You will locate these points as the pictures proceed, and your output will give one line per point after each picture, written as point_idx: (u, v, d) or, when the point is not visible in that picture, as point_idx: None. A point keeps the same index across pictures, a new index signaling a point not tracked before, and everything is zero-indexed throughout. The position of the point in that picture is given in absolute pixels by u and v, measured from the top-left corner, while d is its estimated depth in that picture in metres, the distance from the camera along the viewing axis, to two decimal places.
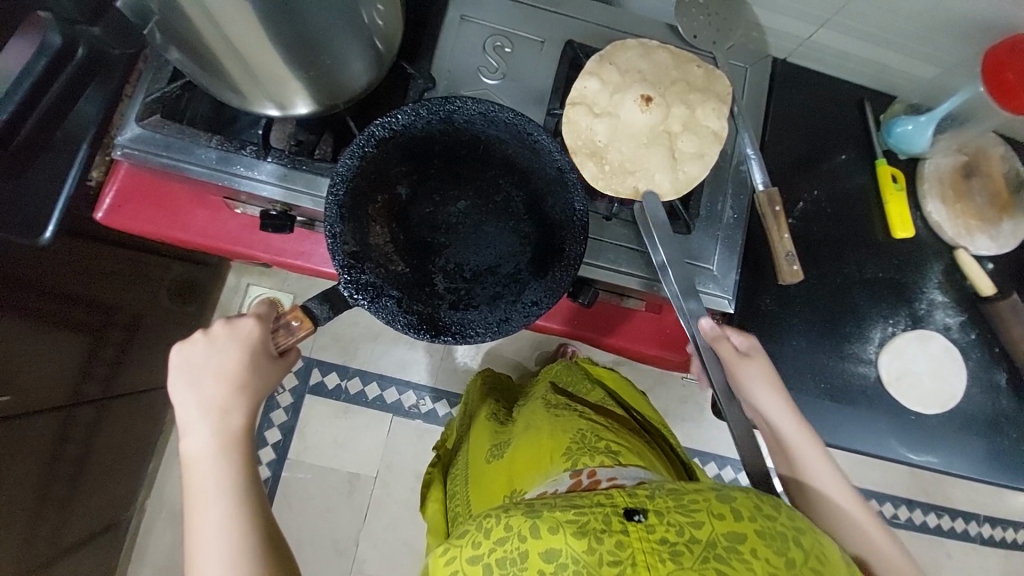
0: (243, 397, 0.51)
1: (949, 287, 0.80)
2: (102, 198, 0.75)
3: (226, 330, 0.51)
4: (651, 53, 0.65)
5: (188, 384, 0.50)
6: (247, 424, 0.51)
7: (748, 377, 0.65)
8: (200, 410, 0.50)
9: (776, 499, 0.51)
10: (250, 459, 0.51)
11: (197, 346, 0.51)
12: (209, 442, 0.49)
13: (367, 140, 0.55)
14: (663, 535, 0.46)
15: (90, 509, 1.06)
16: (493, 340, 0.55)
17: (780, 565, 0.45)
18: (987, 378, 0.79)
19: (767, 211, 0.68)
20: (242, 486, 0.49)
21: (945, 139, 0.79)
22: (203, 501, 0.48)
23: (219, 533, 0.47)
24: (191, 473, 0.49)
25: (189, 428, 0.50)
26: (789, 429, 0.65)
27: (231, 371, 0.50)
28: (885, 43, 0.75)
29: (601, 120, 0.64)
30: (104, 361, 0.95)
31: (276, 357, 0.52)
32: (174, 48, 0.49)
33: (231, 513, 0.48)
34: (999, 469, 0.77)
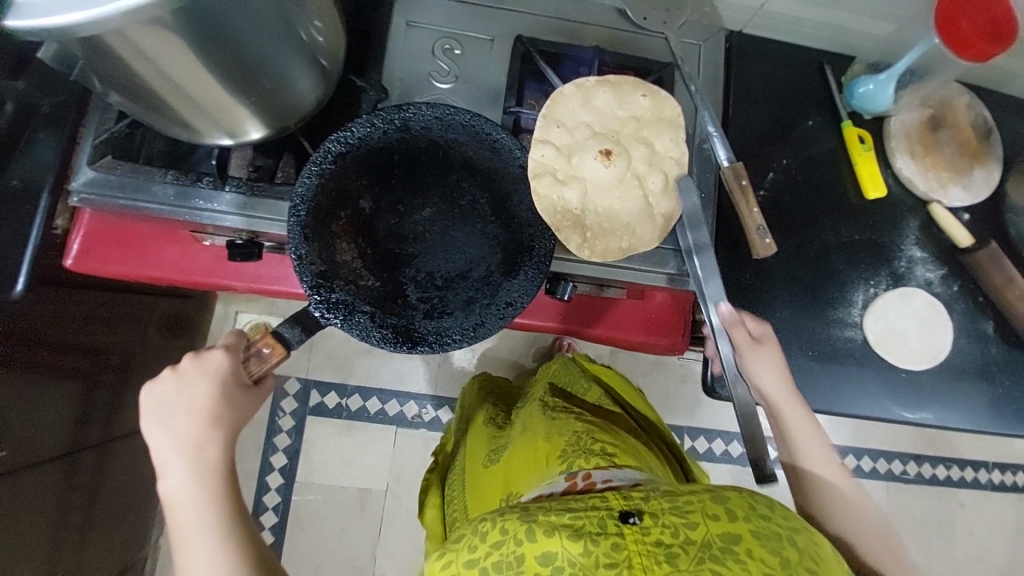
0: (217, 431, 0.50)
1: (927, 242, 0.80)
2: (70, 244, 0.75)
3: (193, 365, 0.50)
4: (590, 97, 0.63)
5: (161, 424, 0.50)
6: (224, 456, 0.50)
7: (758, 361, 0.65)
8: (175, 448, 0.49)
9: (771, 498, 0.51)
10: (231, 493, 0.50)
11: (167, 384, 0.50)
12: (186, 478, 0.49)
13: (323, 157, 0.54)
14: (657, 538, 0.46)
15: (102, 554, 1.06)
16: (470, 345, 0.55)
17: (776, 566, 0.45)
18: (974, 328, 0.79)
19: (734, 186, 0.65)
20: (226, 520, 0.49)
21: (909, 95, 0.78)
22: (188, 537, 0.48)
23: (204, 568, 0.47)
24: (173, 511, 0.49)
25: (167, 466, 0.49)
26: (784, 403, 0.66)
27: (202, 406, 0.50)
28: (837, 4, 0.75)
29: (569, 186, 0.61)
30: (101, 406, 0.95)
31: (249, 385, 0.52)
32: (114, 92, 0.48)
33: (217, 547, 0.48)
34: (993, 417, 0.77)
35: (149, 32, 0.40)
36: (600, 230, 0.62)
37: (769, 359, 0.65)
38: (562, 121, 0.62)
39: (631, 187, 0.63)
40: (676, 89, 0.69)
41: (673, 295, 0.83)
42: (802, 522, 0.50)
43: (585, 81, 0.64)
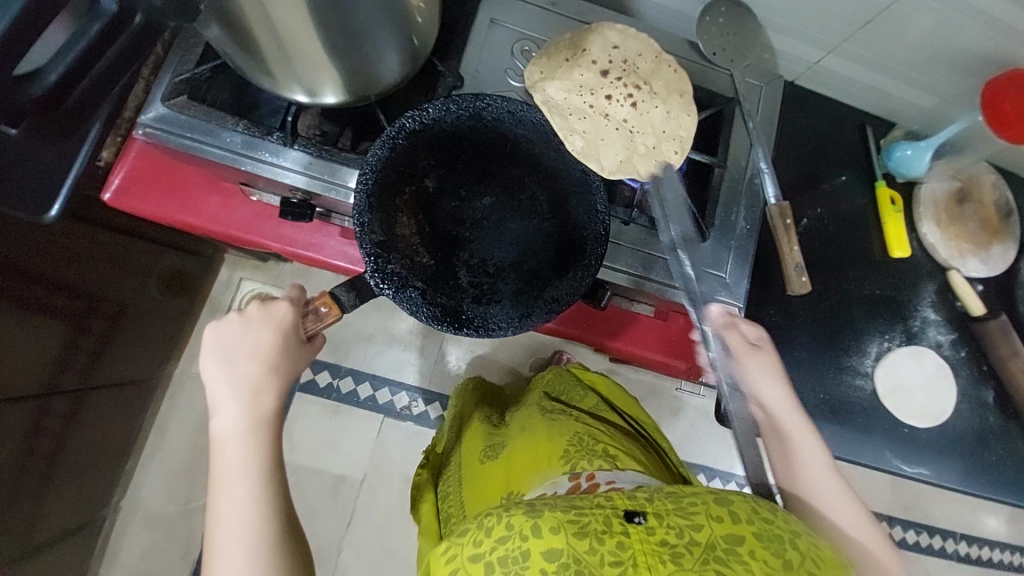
0: (277, 379, 0.50)
1: (942, 307, 0.84)
2: (110, 178, 0.74)
3: (261, 311, 0.51)
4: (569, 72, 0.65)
5: (221, 363, 0.50)
6: (277, 408, 0.50)
7: (756, 367, 0.65)
8: (233, 389, 0.49)
9: (771, 504, 0.52)
10: (277, 442, 0.50)
11: (232, 325, 0.51)
12: (238, 421, 0.49)
13: (397, 132, 0.55)
14: (663, 538, 0.47)
15: (64, 504, 1.02)
16: (514, 334, 0.56)
17: (778, 567, 0.46)
18: (976, 394, 0.83)
19: (778, 222, 0.68)
20: (270, 468, 0.49)
21: (941, 165, 0.83)
22: (226, 482, 0.47)
23: (237, 516, 0.46)
24: (219, 452, 0.48)
25: (221, 408, 0.49)
26: (790, 422, 0.64)
27: (263, 351, 0.50)
28: (888, 71, 0.79)
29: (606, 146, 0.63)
30: (84, 352, 0.92)
31: (304, 341, 0.52)
32: (215, 26, 0.49)
33: (253, 496, 0.47)
34: (984, 484, 0.80)
35: None
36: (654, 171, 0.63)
37: (766, 373, 0.65)
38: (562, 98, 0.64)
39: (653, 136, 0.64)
40: (734, 124, 0.72)
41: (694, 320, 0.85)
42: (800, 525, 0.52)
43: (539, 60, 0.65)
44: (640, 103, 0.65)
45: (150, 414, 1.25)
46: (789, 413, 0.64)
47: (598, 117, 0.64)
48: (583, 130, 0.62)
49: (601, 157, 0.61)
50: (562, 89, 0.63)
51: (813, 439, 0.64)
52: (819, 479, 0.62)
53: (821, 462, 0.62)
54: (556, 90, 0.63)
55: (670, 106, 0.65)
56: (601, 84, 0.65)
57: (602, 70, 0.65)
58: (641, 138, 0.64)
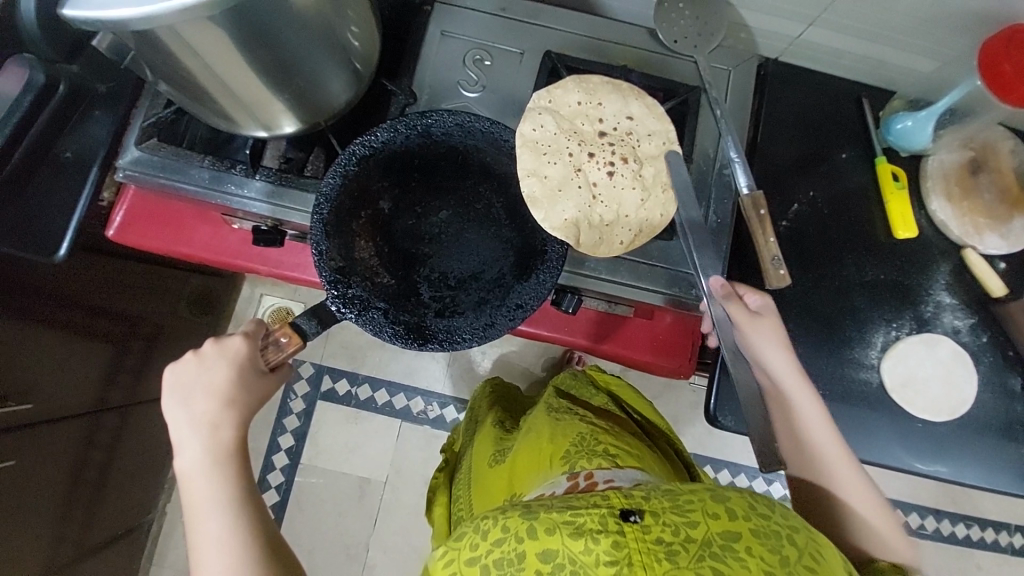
0: (232, 413, 0.55)
1: (958, 289, 0.77)
2: (113, 216, 0.81)
3: (215, 349, 0.55)
4: (564, 95, 0.64)
5: (181, 401, 0.55)
6: (236, 437, 0.55)
7: (759, 334, 0.64)
8: (192, 427, 0.54)
9: (770, 497, 0.48)
10: (241, 471, 0.55)
11: (189, 366, 0.55)
12: (201, 456, 0.54)
13: (348, 159, 0.56)
14: (658, 536, 0.43)
15: (113, 512, 1.11)
16: (480, 345, 0.56)
17: (776, 565, 0.42)
18: (1001, 383, 0.75)
19: (751, 214, 0.64)
20: (238, 499, 0.54)
21: (948, 134, 0.76)
22: (202, 512, 0.53)
23: (216, 540, 0.52)
24: (189, 486, 0.53)
25: (185, 444, 0.54)
26: (791, 385, 0.64)
27: (219, 387, 0.54)
28: (879, 39, 0.73)
29: (564, 198, 0.61)
30: (129, 369, 1.00)
31: (265, 372, 0.57)
32: (163, 81, 0.51)
33: (228, 520, 0.53)
34: (1013, 480, 0.73)
35: (202, 31, 0.44)
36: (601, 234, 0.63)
37: (772, 338, 0.64)
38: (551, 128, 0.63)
39: (615, 203, 0.64)
40: (701, 114, 0.69)
41: (682, 318, 0.82)
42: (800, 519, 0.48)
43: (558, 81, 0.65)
44: (617, 177, 0.64)
45: None
46: (793, 378, 0.64)
47: (570, 170, 0.63)
48: (547, 177, 0.61)
49: (549, 210, 0.60)
50: (553, 127, 0.63)
51: (815, 401, 0.64)
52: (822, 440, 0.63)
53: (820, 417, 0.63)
54: (547, 127, 0.63)
55: (648, 195, 0.64)
56: (592, 142, 0.65)
57: (602, 124, 0.65)
58: (599, 209, 0.63)
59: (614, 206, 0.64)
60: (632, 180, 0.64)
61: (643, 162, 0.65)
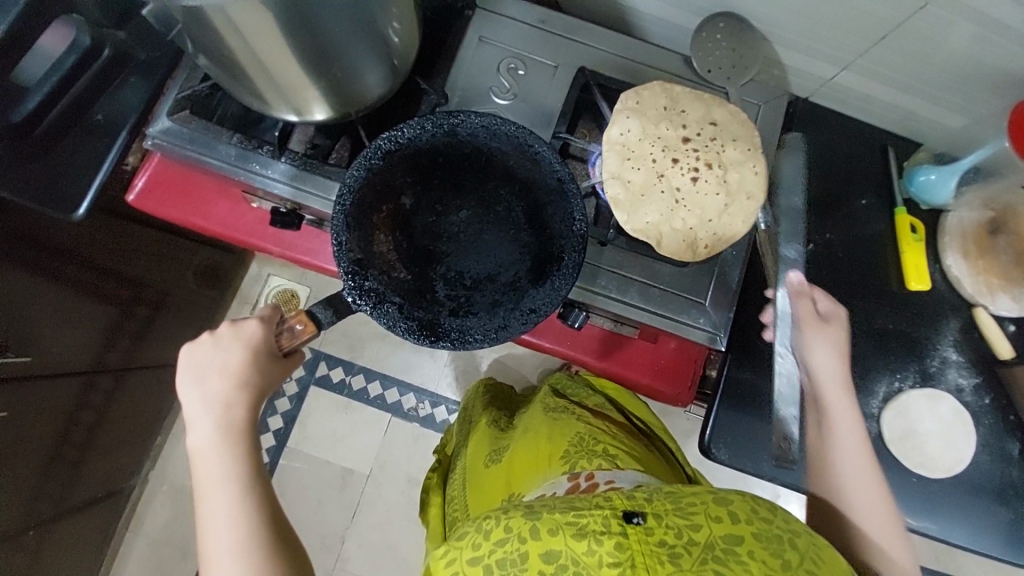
0: (243, 393, 0.56)
1: (965, 346, 0.76)
2: (134, 181, 0.81)
3: (230, 331, 0.56)
4: (648, 95, 0.63)
5: (194, 379, 0.56)
6: (249, 417, 0.57)
7: (817, 335, 0.66)
8: (205, 405, 0.56)
9: (772, 502, 0.48)
10: (252, 450, 0.56)
11: (204, 345, 0.57)
12: (213, 434, 0.55)
13: (374, 152, 0.58)
14: (661, 538, 0.43)
15: (95, 475, 1.11)
16: (491, 347, 0.57)
17: (776, 568, 0.42)
18: (1001, 447, 0.75)
19: (767, 249, 0.66)
20: (248, 476, 0.55)
21: (970, 192, 0.76)
22: (211, 487, 0.54)
23: (224, 516, 0.53)
24: (201, 461, 0.55)
25: (196, 422, 0.56)
26: (834, 392, 0.65)
27: (234, 369, 0.56)
28: (911, 90, 0.73)
29: (647, 203, 0.61)
30: (128, 333, 1.01)
31: (278, 356, 0.57)
32: (202, 55, 0.52)
33: (236, 495, 0.54)
34: (1002, 545, 0.72)
35: (250, 11, 0.44)
36: (684, 239, 0.61)
37: (829, 343, 0.66)
38: (634, 134, 0.62)
39: (701, 210, 0.61)
40: None
41: (685, 345, 0.82)
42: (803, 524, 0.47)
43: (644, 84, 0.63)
44: (701, 182, 0.62)
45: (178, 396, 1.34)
46: (835, 383, 0.65)
47: (654, 175, 0.62)
48: (630, 182, 0.61)
49: (631, 214, 0.61)
50: (638, 130, 0.62)
51: (854, 411, 0.65)
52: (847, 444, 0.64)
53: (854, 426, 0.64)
54: (632, 131, 0.62)
55: (731, 202, 0.61)
56: (677, 147, 0.62)
57: (687, 131, 0.63)
58: (683, 215, 0.61)
59: (707, 213, 0.61)
60: (719, 188, 0.62)
61: (727, 173, 0.62)
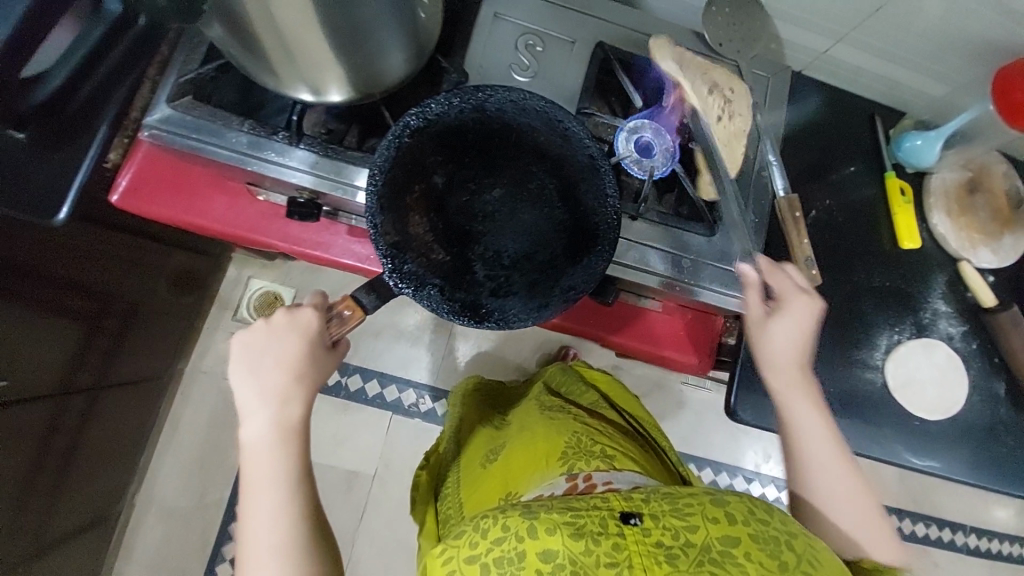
0: (302, 388, 0.54)
1: (952, 298, 0.83)
2: (117, 180, 0.74)
3: (286, 319, 0.54)
4: (666, 55, 0.65)
5: (249, 369, 0.54)
6: (303, 415, 0.54)
7: (778, 325, 0.66)
8: (261, 397, 0.53)
9: (769, 504, 0.51)
10: (303, 449, 0.54)
11: (258, 333, 0.54)
12: (269, 429, 0.53)
13: (402, 130, 0.56)
14: (658, 539, 0.46)
15: (77, 503, 1.03)
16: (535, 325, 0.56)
17: (773, 568, 0.45)
18: (987, 386, 0.82)
19: (786, 216, 0.72)
20: (297, 477, 0.53)
21: (953, 154, 0.82)
22: (260, 489, 0.52)
23: (274, 517, 0.51)
24: (251, 458, 0.53)
25: (251, 413, 0.53)
26: (797, 385, 0.67)
27: (290, 360, 0.54)
28: (897, 60, 0.78)
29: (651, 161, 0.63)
30: (98, 351, 0.93)
31: (330, 346, 0.55)
32: (218, 24, 0.49)
33: (283, 498, 0.52)
34: (994, 476, 0.80)
35: None
36: None
37: (786, 328, 0.66)
38: None
39: None
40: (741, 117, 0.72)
41: (702, 314, 0.85)
42: (798, 527, 0.50)
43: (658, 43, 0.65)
44: None
45: (160, 412, 1.26)
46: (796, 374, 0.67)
47: None
48: None
49: None
50: None
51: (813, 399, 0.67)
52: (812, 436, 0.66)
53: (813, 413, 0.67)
54: None
55: None
56: None
57: (692, 89, 0.66)
58: None
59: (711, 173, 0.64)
60: None
61: (718, 138, 0.65)
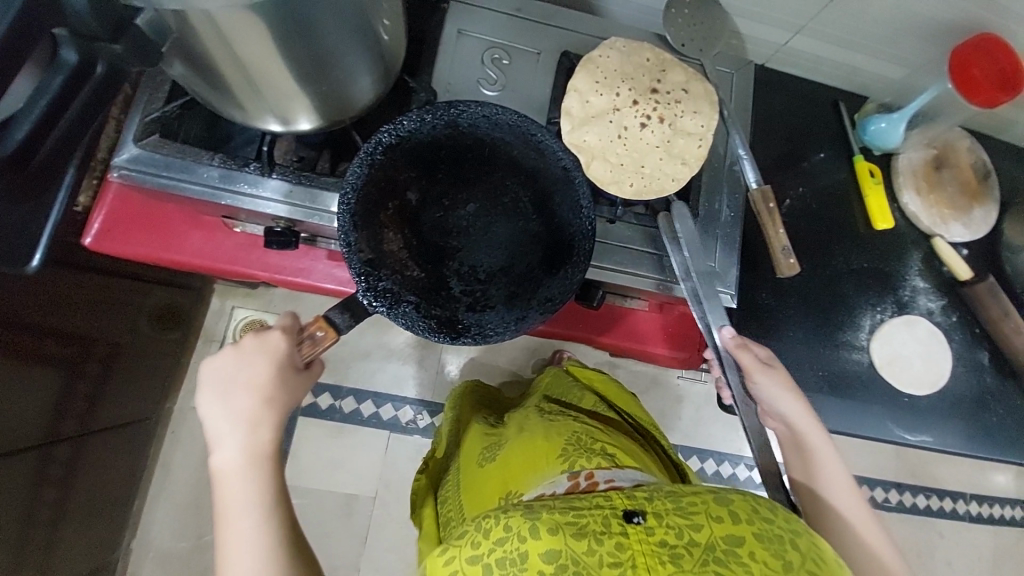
0: (273, 412, 0.53)
1: (929, 274, 0.85)
2: (90, 223, 0.73)
3: (255, 343, 0.53)
4: (626, 54, 0.67)
5: (219, 395, 0.52)
6: (275, 438, 0.53)
7: (770, 383, 0.67)
8: (232, 423, 0.52)
9: (772, 501, 0.51)
10: (276, 473, 0.53)
11: (227, 358, 0.53)
12: (238, 455, 0.51)
13: (374, 147, 0.55)
14: (662, 538, 0.46)
15: (72, 554, 1.00)
16: (512, 338, 0.55)
17: (780, 568, 0.44)
18: (971, 356, 0.84)
19: (761, 208, 0.70)
20: (271, 500, 0.52)
21: (917, 134, 0.84)
22: (232, 514, 0.50)
23: (248, 543, 0.50)
24: (223, 485, 0.51)
25: (221, 441, 0.52)
26: (806, 431, 0.67)
27: (260, 383, 0.52)
28: (856, 47, 0.80)
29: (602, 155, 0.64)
30: (81, 397, 0.90)
31: (301, 368, 0.54)
32: (179, 64, 0.48)
33: (259, 521, 0.51)
34: (986, 444, 0.81)
35: (239, 16, 0.41)
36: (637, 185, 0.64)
37: (776, 386, 0.67)
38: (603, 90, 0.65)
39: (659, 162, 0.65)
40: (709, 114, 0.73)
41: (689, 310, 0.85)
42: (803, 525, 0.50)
43: (615, 43, 0.67)
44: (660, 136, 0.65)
45: (152, 453, 1.23)
46: (803, 422, 0.68)
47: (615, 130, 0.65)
48: (589, 137, 0.64)
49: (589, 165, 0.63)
50: (607, 86, 0.65)
51: (826, 442, 0.67)
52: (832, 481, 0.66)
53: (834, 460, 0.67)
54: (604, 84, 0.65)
55: (685, 158, 0.65)
56: (642, 104, 0.66)
57: (650, 81, 0.66)
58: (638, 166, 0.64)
59: (668, 168, 0.64)
60: (678, 143, 0.65)
61: (677, 129, 0.65)
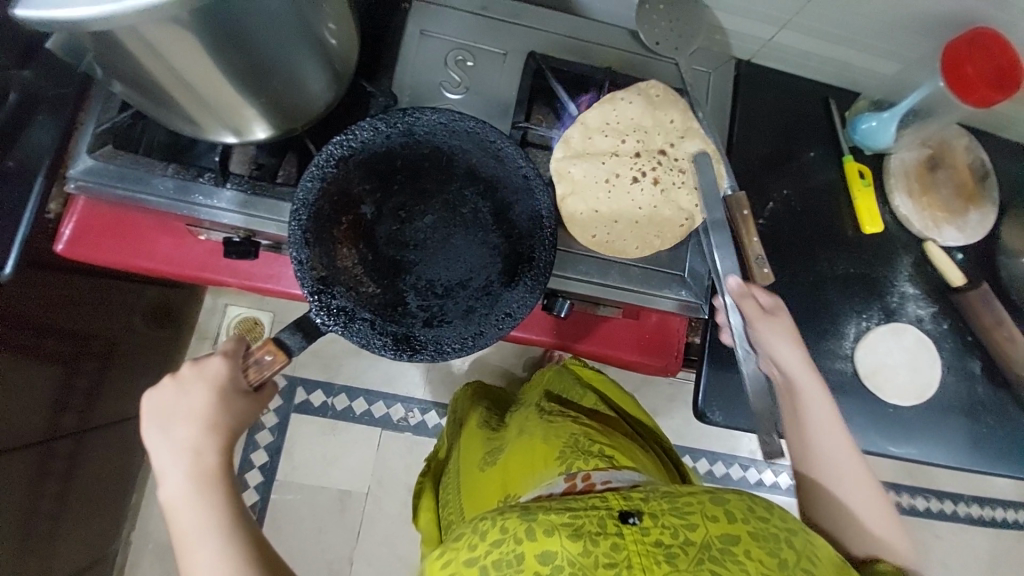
0: (217, 438, 0.53)
1: (920, 279, 0.81)
2: (61, 229, 0.73)
3: (193, 371, 0.53)
4: (626, 109, 0.66)
5: (161, 428, 0.53)
6: (221, 461, 0.53)
7: (771, 330, 0.66)
8: (175, 454, 0.52)
9: (768, 499, 0.49)
10: (230, 496, 0.53)
11: (167, 389, 0.53)
12: (185, 484, 0.52)
13: (326, 160, 0.54)
14: (657, 538, 0.44)
15: (71, 545, 1.02)
16: (467, 355, 0.54)
17: (773, 565, 0.44)
18: (962, 366, 0.80)
19: (734, 214, 0.67)
20: (228, 525, 0.52)
21: (910, 134, 0.80)
22: (191, 542, 0.51)
23: (211, 567, 0.50)
24: (175, 515, 0.51)
25: (166, 472, 0.52)
26: (805, 383, 0.66)
27: (201, 412, 0.52)
28: (845, 42, 0.76)
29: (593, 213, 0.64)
30: (80, 391, 0.91)
31: (249, 391, 0.54)
32: (116, 81, 0.47)
33: (220, 546, 0.51)
34: (977, 455, 0.78)
35: (169, 31, 0.40)
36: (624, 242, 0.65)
37: (780, 339, 0.66)
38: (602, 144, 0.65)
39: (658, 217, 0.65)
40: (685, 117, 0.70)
41: (667, 316, 0.83)
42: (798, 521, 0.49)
43: (617, 95, 0.66)
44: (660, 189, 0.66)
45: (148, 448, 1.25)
46: (804, 374, 0.66)
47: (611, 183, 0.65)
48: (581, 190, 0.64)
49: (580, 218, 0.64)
50: (606, 142, 0.65)
51: (824, 397, 0.66)
52: (832, 449, 0.65)
53: (831, 420, 0.65)
54: (603, 140, 0.65)
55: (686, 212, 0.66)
56: (643, 159, 0.66)
57: (663, 141, 0.66)
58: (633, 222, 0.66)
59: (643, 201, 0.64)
60: (680, 197, 0.66)
61: (680, 183, 0.66)
